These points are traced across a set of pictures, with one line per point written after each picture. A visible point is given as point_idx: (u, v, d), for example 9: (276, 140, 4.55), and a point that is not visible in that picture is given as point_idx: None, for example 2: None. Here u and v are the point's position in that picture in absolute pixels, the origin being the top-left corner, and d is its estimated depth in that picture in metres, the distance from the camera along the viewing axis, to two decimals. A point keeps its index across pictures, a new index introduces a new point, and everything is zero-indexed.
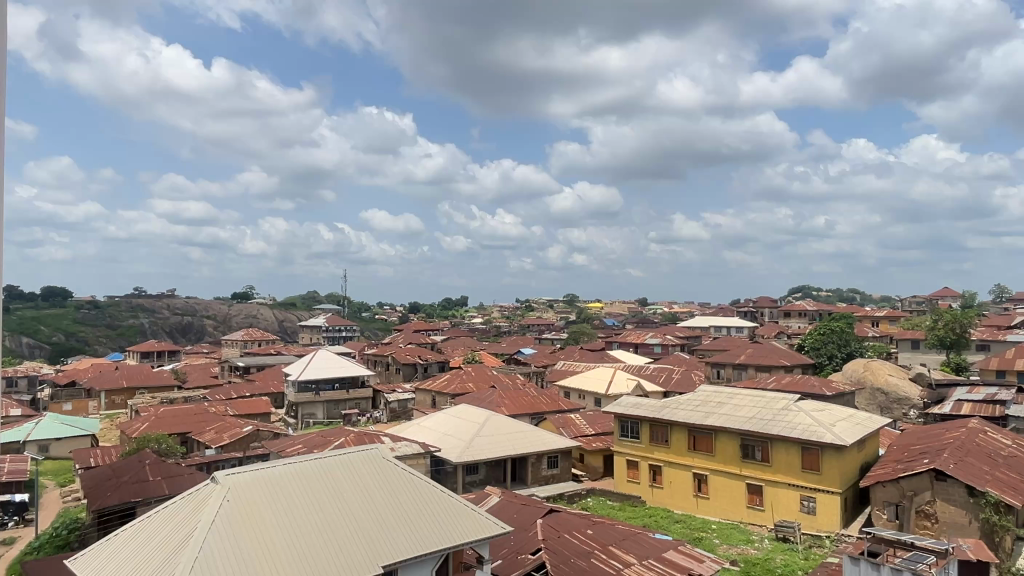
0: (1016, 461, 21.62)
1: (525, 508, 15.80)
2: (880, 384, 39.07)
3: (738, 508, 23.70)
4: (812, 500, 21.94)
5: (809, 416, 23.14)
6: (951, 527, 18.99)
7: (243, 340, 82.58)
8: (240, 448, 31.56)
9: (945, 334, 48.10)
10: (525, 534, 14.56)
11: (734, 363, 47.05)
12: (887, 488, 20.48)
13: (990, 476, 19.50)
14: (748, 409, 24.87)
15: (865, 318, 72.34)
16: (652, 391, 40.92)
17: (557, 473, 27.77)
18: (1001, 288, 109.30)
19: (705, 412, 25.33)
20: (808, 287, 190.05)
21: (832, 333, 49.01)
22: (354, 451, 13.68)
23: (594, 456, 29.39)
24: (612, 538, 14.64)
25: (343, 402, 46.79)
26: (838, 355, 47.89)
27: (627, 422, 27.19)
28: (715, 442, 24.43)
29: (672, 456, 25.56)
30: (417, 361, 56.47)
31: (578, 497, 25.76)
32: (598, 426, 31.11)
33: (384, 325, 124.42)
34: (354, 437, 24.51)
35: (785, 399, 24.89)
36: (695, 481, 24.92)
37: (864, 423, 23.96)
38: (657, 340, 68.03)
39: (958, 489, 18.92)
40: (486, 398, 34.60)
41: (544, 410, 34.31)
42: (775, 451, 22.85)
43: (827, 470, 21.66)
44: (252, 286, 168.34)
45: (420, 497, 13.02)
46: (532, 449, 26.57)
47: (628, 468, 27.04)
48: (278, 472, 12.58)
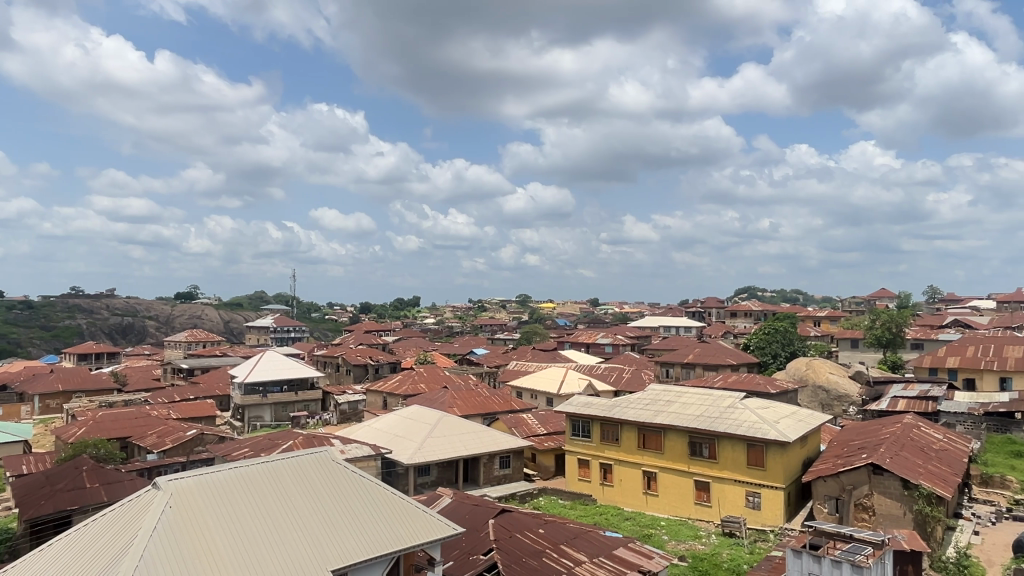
0: (947, 455, 22.69)
1: (477, 509, 15.80)
2: (821, 381, 40.44)
3: (686, 504, 24.18)
4: (757, 495, 22.55)
5: (754, 413, 23.77)
6: (887, 519, 19.76)
7: (187, 342, 80.24)
8: (183, 452, 30.69)
9: (882, 333, 50.08)
10: (476, 534, 14.57)
11: (682, 363, 47.99)
12: (828, 482, 21.17)
13: (924, 469, 20.36)
14: (696, 407, 25.38)
15: (808, 318, 74.70)
16: (603, 390, 41.38)
17: (509, 473, 27.85)
18: (934, 288, 114.16)
19: (655, 411, 25.76)
20: (754, 287, 195.33)
21: (776, 333, 50.48)
22: (304, 454, 13.48)
23: (546, 455, 29.58)
24: (563, 536, 14.75)
25: (292, 404, 45.97)
26: (782, 354, 49.33)
27: (579, 422, 27.43)
28: (664, 439, 24.86)
29: (622, 455, 25.90)
30: (368, 363, 55.93)
31: (530, 497, 25.90)
32: (549, 426, 31.33)
33: (335, 326, 122.57)
34: (303, 439, 24.11)
35: (731, 397, 25.51)
36: (644, 478, 25.30)
37: (806, 420, 24.75)
38: (608, 340, 68.84)
39: (894, 482, 19.68)
40: (438, 399, 34.49)
41: (496, 410, 34.39)
42: (722, 448, 23.39)
43: (771, 466, 22.29)
44: (196, 287, 163.73)
45: (372, 501, 12.88)
46: (484, 450, 26.59)
47: (579, 468, 27.30)
48: (225, 476, 12.30)
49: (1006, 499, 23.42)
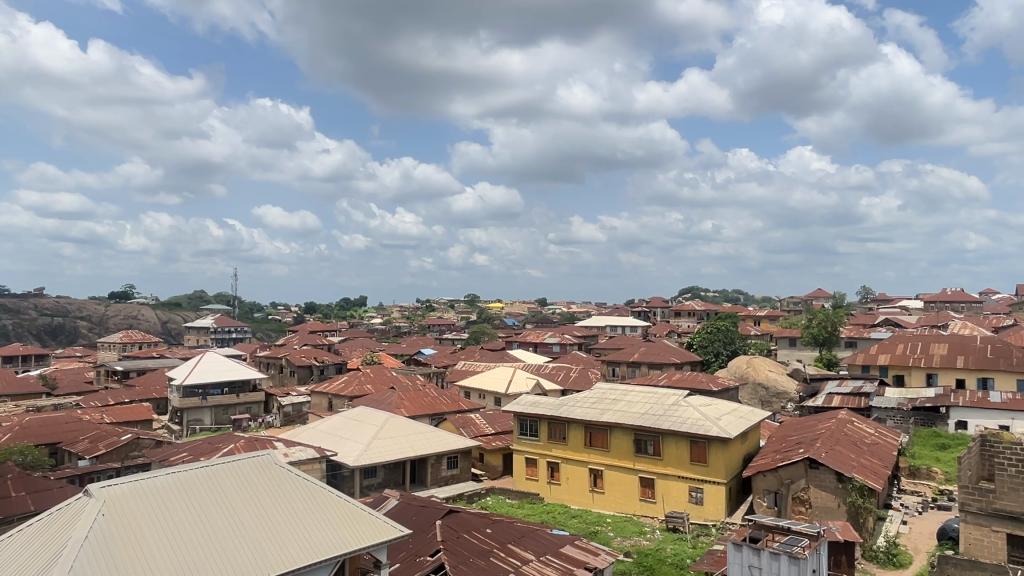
0: (878, 448, 23.70)
1: (424, 510, 15.72)
2: (761, 379, 41.64)
3: (631, 501, 24.58)
4: (700, 491, 23.07)
5: (697, 411, 24.34)
6: (822, 511, 20.50)
7: (122, 343, 77.27)
8: (118, 458, 29.60)
9: (818, 332, 51.92)
10: (424, 535, 14.49)
11: (627, 362, 48.73)
12: (767, 477, 21.83)
13: (857, 463, 21.17)
14: (641, 405, 25.82)
15: (749, 317, 76.81)
16: (550, 390, 41.70)
17: (456, 474, 27.76)
18: (866, 288, 118.91)
19: (601, 409, 26.09)
20: (698, 287, 199.52)
21: (718, 332, 51.77)
22: (245, 457, 13.17)
23: (494, 455, 29.61)
24: (510, 536, 14.79)
25: (233, 407, 44.80)
26: (724, 352, 50.60)
27: (526, 421, 27.55)
28: (610, 438, 25.20)
29: (569, 453, 26.15)
30: (313, 363, 54.99)
31: (477, 497, 25.89)
32: (497, 425, 31.38)
33: (278, 326, 120.03)
34: (245, 443, 23.52)
35: (675, 395, 26.06)
36: (591, 476, 25.60)
37: (747, 416, 25.47)
38: (555, 339, 69.34)
39: (829, 476, 20.42)
40: (385, 399, 34.14)
41: (443, 410, 34.25)
42: (666, 445, 23.86)
43: (713, 462, 22.84)
44: (132, 287, 157.87)
45: (315, 504, 12.68)
46: (431, 450, 26.46)
47: (527, 466, 27.41)
48: (160, 482, 11.90)
49: (932, 490, 24.60)
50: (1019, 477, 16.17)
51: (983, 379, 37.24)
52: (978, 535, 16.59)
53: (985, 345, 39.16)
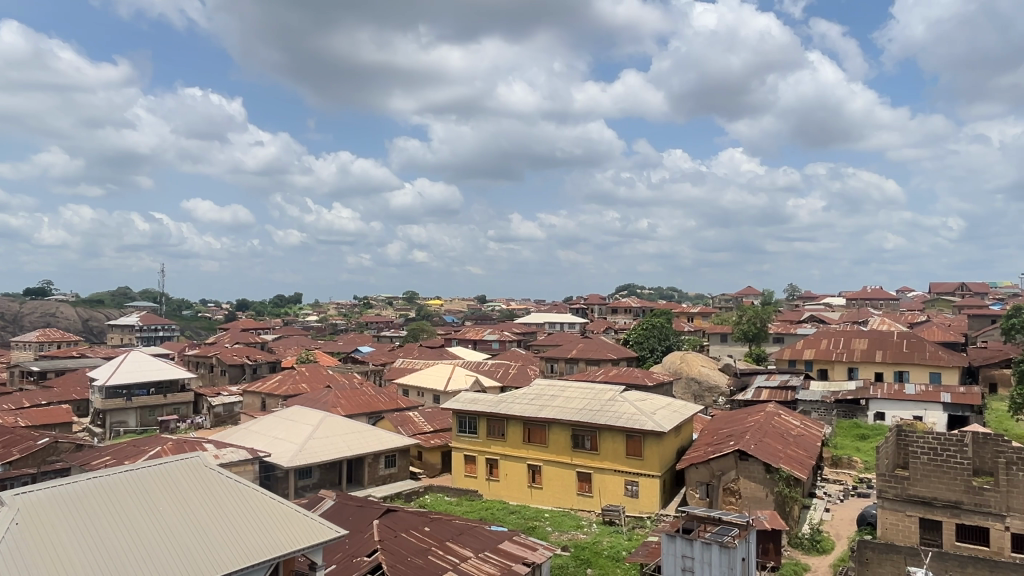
0: (803, 439, 24.71)
1: (361, 509, 15.53)
2: (694, 374, 42.75)
3: (568, 496, 24.90)
4: (635, 484, 23.57)
5: (632, 405, 24.84)
6: (752, 501, 21.22)
7: (38, 343, 73.21)
8: (34, 463, 28.12)
9: (748, 328, 53.76)
10: (360, 536, 14.31)
11: (566, 358, 49.31)
12: (699, 469, 22.45)
13: (783, 454, 22.02)
14: (578, 401, 26.19)
15: (683, 314, 78.77)
16: (489, 386, 41.82)
17: (394, 472, 27.52)
18: (793, 287, 123.64)
19: (539, 406, 26.29)
20: (636, 285, 201.31)
21: (653, 328, 52.93)
22: (172, 460, 12.74)
23: (432, 453, 29.48)
24: (448, 533, 14.77)
25: (161, 408, 43.14)
26: (659, 348, 51.80)
27: (465, 418, 27.48)
28: (548, 433, 25.42)
29: (508, 450, 26.29)
30: (245, 362, 53.45)
31: (416, 496, 25.73)
32: (436, 423, 31.27)
33: (208, 323, 116.20)
34: (172, 445, 22.70)
35: (612, 390, 26.50)
36: (529, 472, 25.81)
37: (681, 410, 26.16)
38: (494, 336, 69.54)
39: (757, 467, 21.16)
40: (320, 398, 33.51)
41: (382, 409, 33.86)
42: (602, 440, 24.26)
43: (648, 456, 23.34)
44: (49, 282, 149.67)
45: (248, 506, 12.36)
46: (368, 450, 26.13)
47: (465, 464, 27.36)
48: (81, 487, 11.41)
49: (853, 478, 25.81)
50: (930, 463, 17.18)
51: (900, 372, 39.29)
52: (894, 520, 17.51)
53: (902, 339, 41.32)
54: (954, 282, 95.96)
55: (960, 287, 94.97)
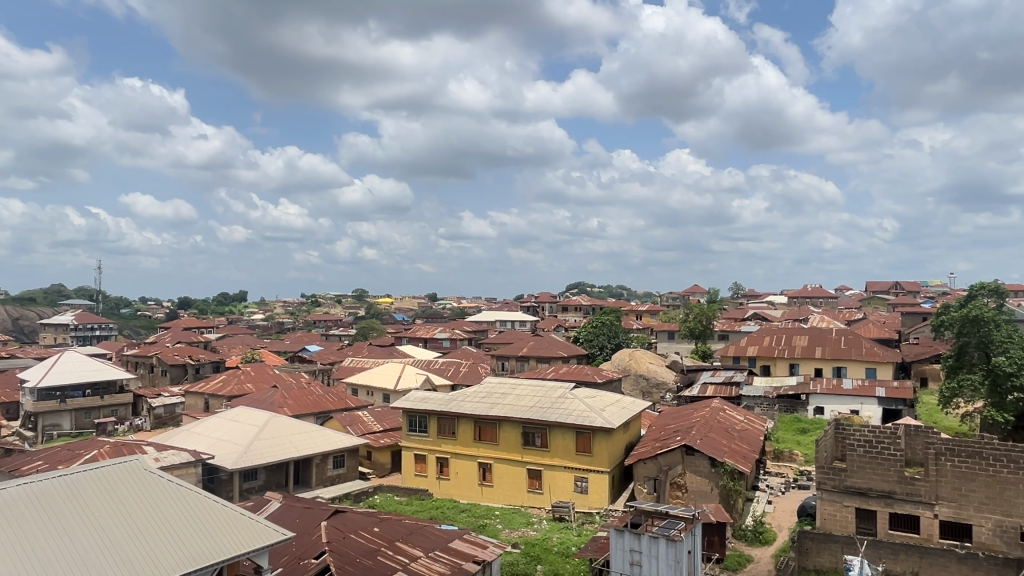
0: (746, 434, 25.38)
1: (309, 511, 15.29)
2: (641, 371, 43.43)
3: (518, 493, 25.02)
4: (584, 480, 23.83)
5: (582, 402, 25.11)
6: (698, 495, 21.68)
7: None
8: None
9: (694, 325, 54.92)
10: (307, 538, 14.08)
11: (516, 355, 49.47)
12: (647, 465, 22.81)
13: (728, 448, 22.57)
14: (529, 399, 26.30)
15: (631, 312, 79.96)
16: (439, 386, 41.65)
17: (343, 473, 27.17)
18: (737, 285, 127.06)
19: (490, 404, 26.29)
20: (585, 283, 203.26)
21: (603, 326, 53.55)
22: (110, 464, 12.32)
23: (381, 453, 29.20)
24: (398, 533, 14.65)
25: (97, 410, 41.53)
26: (608, 346, 52.47)
27: (415, 417, 27.25)
28: (498, 431, 25.47)
29: (458, 448, 26.23)
30: (187, 362, 51.94)
31: (365, 496, 25.47)
32: (386, 423, 30.99)
33: (149, 322, 112.58)
34: (110, 448, 21.91)
35: (562, 388, 26.72)
36: (480, 470, 25.82)
37: (629, 407, 26.56)
38: (445, 335, 69.34)
39: (703, 461, 21.62)
40: (266, 399, 32.83)
41: (330, 409, 33.37)
42: (553, 437, 24.44)
43: (597, 452, 23.63)
44: None
45: (192, 510, 12.04)
46: (316, 450, 25.71)
47: (415, 463, 27.17)
48: (11, 494, 10.92)
49: (794, 471, 26.64)
50: (866, 455, 17.85)
51: (837, 368, 40.67)
52: (832, 510, 18.15)
53: (840, 336, 42.84)
54: (888, 281, 99.83)
55: (894, 286, 98.85)
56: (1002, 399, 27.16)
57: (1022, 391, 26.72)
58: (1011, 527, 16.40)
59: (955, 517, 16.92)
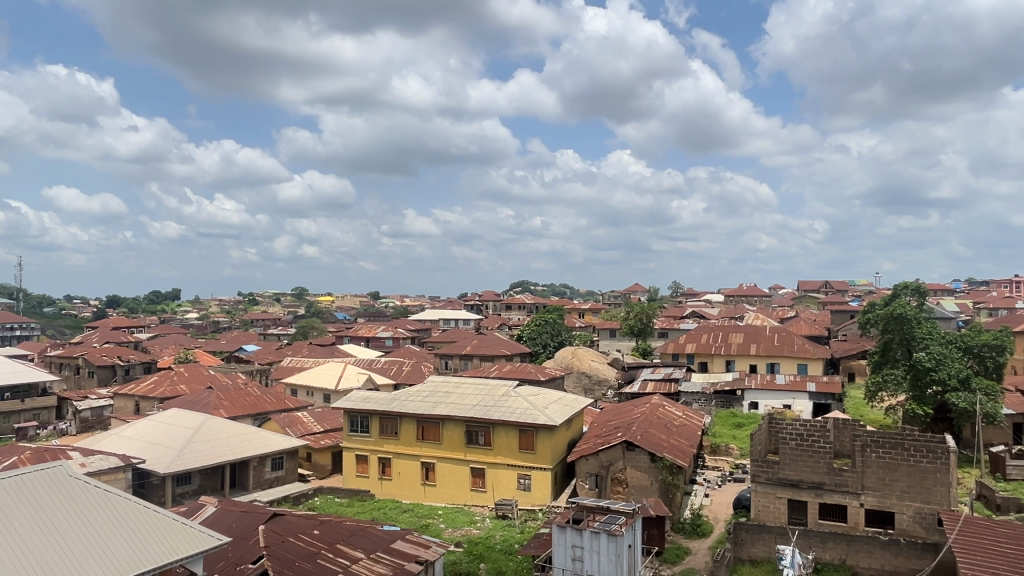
0: (685, 429, 26.02)
1: (245, 515, 14.90)
2: (584, 368, 43.96)
3: (461, 492, 24.99)
4: (527, 477, 23.97)
5: (525, 400, 25.25)
6: (638, 490, 22.09)
7: None
8: None
9: (635, 323, 55.95)
10: (244, 542, 13.72)
11: (460, 354, 49.37)
12: (589, 461, 23.06)
13: (666, 444, 23.06)
14: (472, 397, 26.28)
15: (574, 310, 80.94)
16: (381, 385, 41.23)
17: (282, 475, 26.58)
18: (676, 284, 130.15)
19: (433, 403, 26.14)
20: (528, 281, 204.12)
21: (546, 324, 53.96)
22: (30, 471, 11.70)
23: (321, 454, 28.67)
24: (339, 535, 14.42)
25: (17, 414, 39.35)
26: (551, 344, 52.95)
27: (357, 417, 26.86)
28: (441, 430, 25.36)
29: (401, 448, 25.99)
30: (116, 362, 49.91)
31: (304, 498, 25.02)
32: (327, 423, 30.47)
33: (75, 322, 107.26)
34: (31, 454, 20.84)
35: (505, 386, 26.81)
36: (423, 469, 25.68)
37: (571, 404, 26.85)
38: (388, 333, 68.74)
39: (643, 456, 22.03)
40: (201, 400, 31.84)
41: (268, 410, 32.61)
42: (495, 435, 24.48)
43: (540, 449, 23.82)
44: None
45: (120, 518, 11.55)
46: (252, 453, 25.07)
47: (357, 463, 26.79)
48: None
49: (730, 464, 27.44)
50: (797, 448, 18.51)
51: (771, 364, 42.10)
52: (766, 502, 18.77)
53: (773, 334, 44.36)
54: (818, 280, 104.04)
55: (824, 285, 103.02)
56: (922, 392, 28.70)
57: (940, 384, 28.10)
58: (929, 513, 17.29)
59: (879, 505, 17.75)
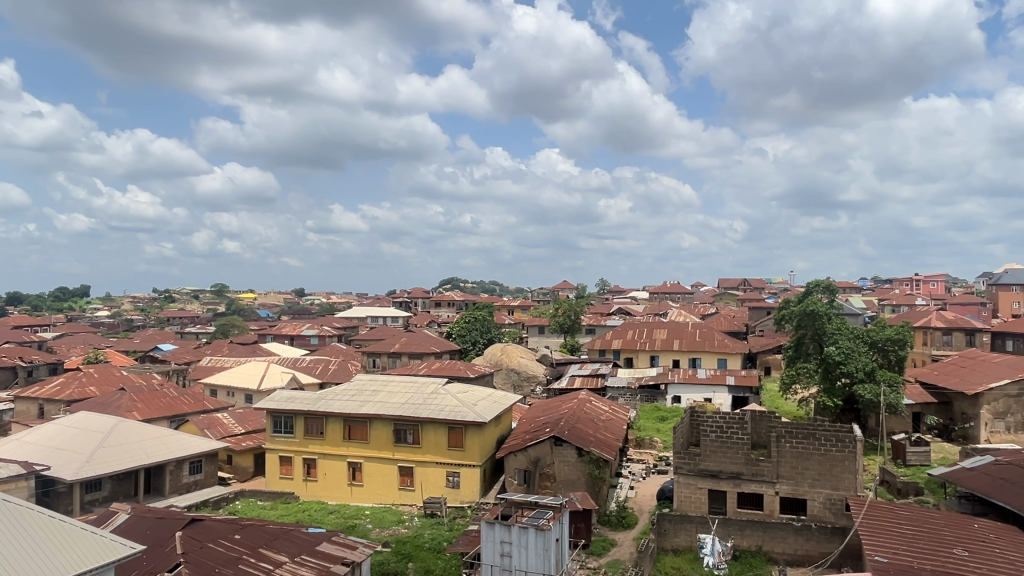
0: (611, 424, 26.58)
1: (161, 521, 14.28)
2: (513, 365, 44.16)
3: (389, 491, 24.73)
4: (456, 475, 23.96)
5: (454, 398, 25.22)
6: (565, 484, 22.40)
7: None
8: None
9: (563, 320, 57.00)
10: (159, 550, 13.14)
11: (388, 352, 48.71)
12: (518, 457, 23.21)
13: (594, 438, 23.47)
14: (401, 395, 26.01)
15: (504, 307, 81.25)
16: (306, 384, 40.30)
17: (200, 479, 25.61)
18: (603, 281, 132.56)
19: (360, 402, 25.74)
20: (457, 278, 202.91)
21: (475, 322, 54.03)
22: None
23: (243, 456, 27.77)
24: (261, 539, 14.03)
25: None
26: (480, 341, 52.97)
27: (280, 417, 26.13)
28: (369, 430, 25.00)
29: (326, 448, 25.48)
30: (18, 364, 46.82)
31: (225, 502, 24.22)
32: (249, 425, 29.56)
33: None
34: None
35: (434, 383, 26.68)
36: (349, 469, 25.26)
37: (500, 400, 26.98)
38: (313, 331, 67.15)
39: (571, 451, 22.36)
40: (113, 403, 30.30)
41: (185, 411, 31.38)
42: (424, 433, 24.33)
43: (469, 446, 23.83)
44: None
45: (22, 529, 10.89)
46: (170, 456, 24.05)
47: (281, 465, 26.10)
48: None
49: (654, 457, 28.19)
50: (717, 440, 19.21)
51: (693, 359, 43.43)
52: (688, 492, 19.39)
53: (695, 330, 45.81)
54: (737, 278, 108.04)
55: (742, 282, 107.12)
56: (832, 384, 30.18)
57: (848, 377, 29.61)
58: (838, 499, 18.25)
59: (792, 493, 18.62)
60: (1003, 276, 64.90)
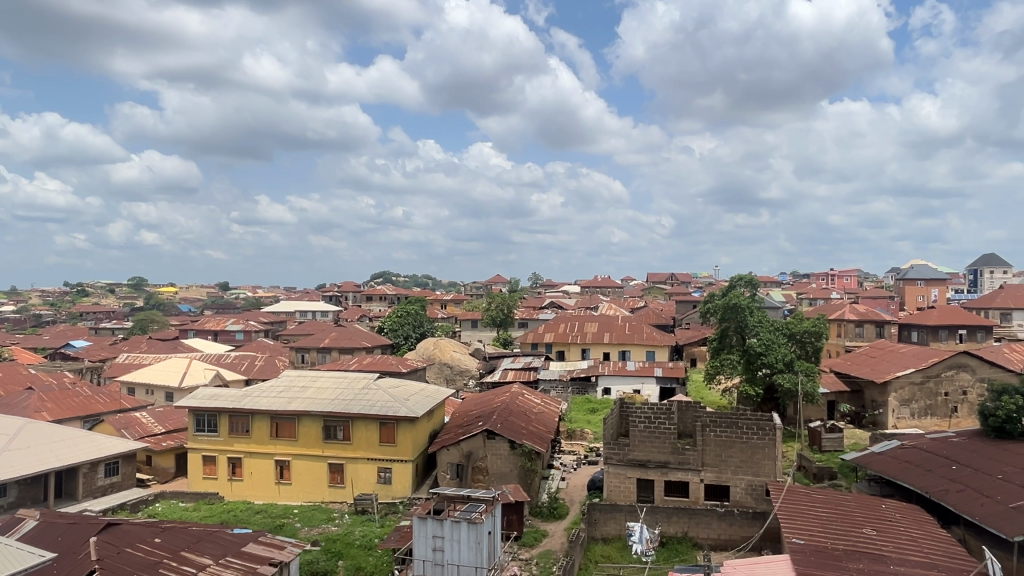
0: (543, 416, 26.87)
1: (74, 527, 13.57)
2: (446, 359, 44.02)
3: (319, 489, 24.27)
4: (388, 471, 23.73)
5: (385, 393, 24.94)
6: (498, 477, 22.50)
7: None
8: None
9: (496, 314, 57.14)
10: (72, 558, 12.50)
11: (318, 347, 47.70)
12: (450, 451, 23.16)
13: (526, 431, 23.66)
14: (330, 391, 25.55)
15: (437, 301, 80.86)
16: (231, 381, 38.97)
17: (117, 482, 24.49)
18: (536, 275, 133.44)
19: (288, 398, 25.11)
20: (389, 272, 200.10)
21: (408, 316, 53.67)
22: None
23: (163, 457, 26.71)
24: (183, 542, 13.52)
25: None
26: (413, 335, 52.62)
27: (203, 416, 25.17)
28: (297, 427, 24.43)
29: (252, 447, 24.76)
30: None
31: (144, 504, 23.25)
32: (169, 424, 28.45)
33: None
34: None
35: (365, 379, 26.34)
36: (276, 468, 24.65)
37: (432, 395, 26.87)
38: (238, 326, 65.11)
39: (503, 444, 22.48)
40: (19, 403, 28.54)
41: (100, 411, 29.87)
42: (355, 430, 23.98)
43: (401, 442, 23.64)
44: None
45: None
46: (83, 458, 22.87)
47: (205, 465, 25.22)
48: None
49: (584, 448, 28.66)
50: (645, 430, 19.69)
51: (623, 351, 44.25)
52: (617, 482, 19.84)
53: (624, 323, 46.77)
54: (664, 273, 110.81)
55: (669, 277, 110.00)
56: (754, 374, 31.42)
57: (769, 367, 30.87)
58: (759, 485, 19.03)
59: (716, 480, 19.30)
60: (910, 271, 68.90)
